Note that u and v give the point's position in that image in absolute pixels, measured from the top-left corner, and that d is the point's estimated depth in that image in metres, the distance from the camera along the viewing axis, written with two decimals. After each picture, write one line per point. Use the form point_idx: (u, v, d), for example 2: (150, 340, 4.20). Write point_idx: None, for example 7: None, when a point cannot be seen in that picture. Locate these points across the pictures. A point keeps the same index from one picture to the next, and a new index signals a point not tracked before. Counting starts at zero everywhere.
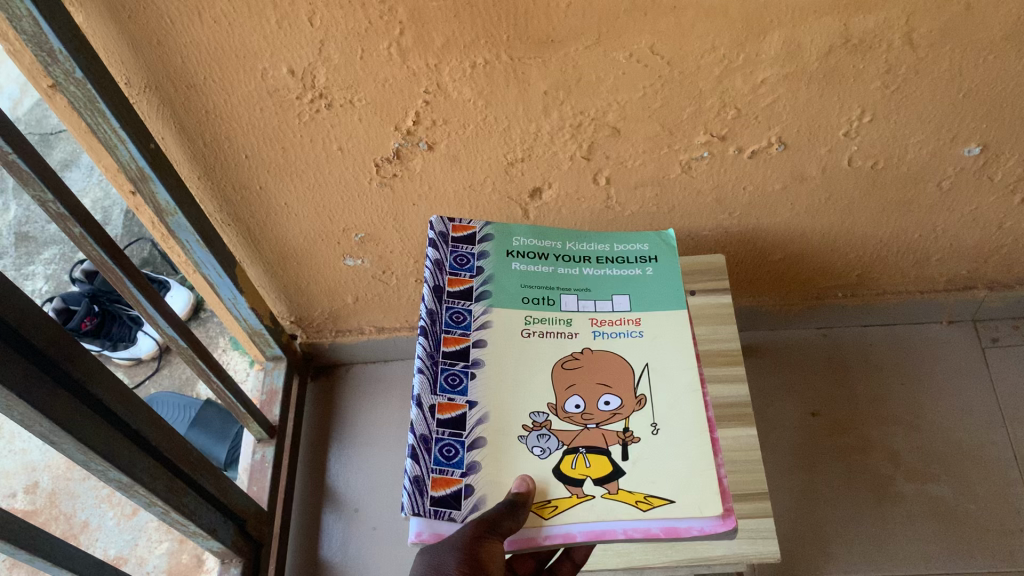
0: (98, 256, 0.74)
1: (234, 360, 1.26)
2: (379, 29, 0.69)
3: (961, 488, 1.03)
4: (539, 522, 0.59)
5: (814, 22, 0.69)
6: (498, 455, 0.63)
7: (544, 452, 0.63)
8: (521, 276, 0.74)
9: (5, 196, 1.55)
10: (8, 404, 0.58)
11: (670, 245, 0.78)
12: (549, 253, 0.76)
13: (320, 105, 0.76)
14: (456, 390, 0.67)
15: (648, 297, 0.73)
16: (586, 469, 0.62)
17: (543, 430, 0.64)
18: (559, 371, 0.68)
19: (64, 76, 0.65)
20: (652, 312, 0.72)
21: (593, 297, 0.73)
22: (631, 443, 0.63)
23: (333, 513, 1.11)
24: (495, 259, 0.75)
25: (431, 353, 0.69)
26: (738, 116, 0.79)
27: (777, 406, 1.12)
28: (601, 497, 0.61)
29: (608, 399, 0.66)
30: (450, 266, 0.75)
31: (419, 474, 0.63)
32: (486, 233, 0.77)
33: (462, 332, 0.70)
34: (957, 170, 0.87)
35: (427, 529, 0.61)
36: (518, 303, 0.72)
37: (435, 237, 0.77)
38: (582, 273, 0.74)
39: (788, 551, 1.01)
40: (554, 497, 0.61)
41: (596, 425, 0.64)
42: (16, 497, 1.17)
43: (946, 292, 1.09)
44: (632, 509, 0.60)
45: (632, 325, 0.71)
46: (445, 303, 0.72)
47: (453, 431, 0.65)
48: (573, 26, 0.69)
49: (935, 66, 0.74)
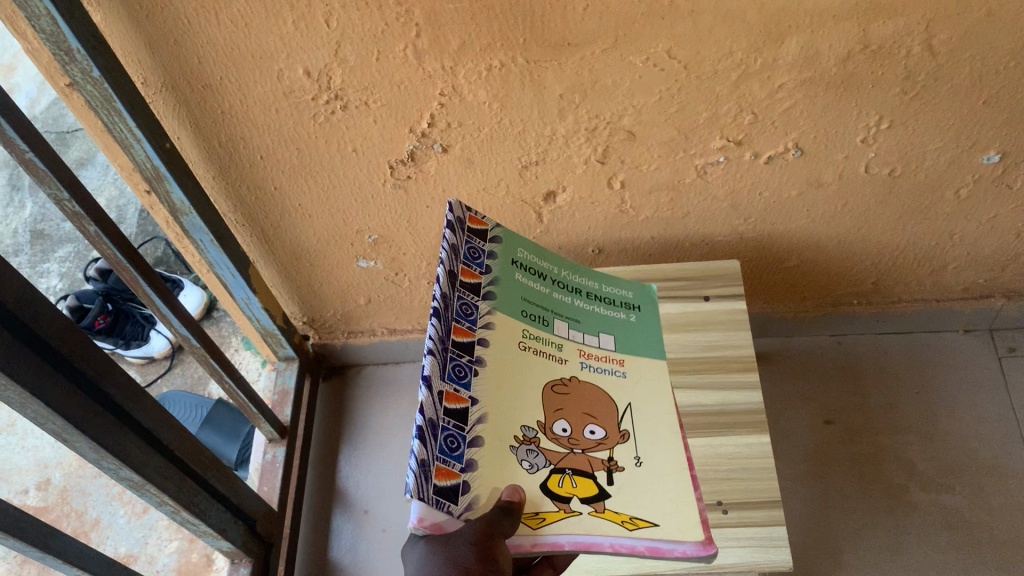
0: (113, 255, 0.74)
1: (247, 360, 1.27)
2: (396, 31, 0.69)
3: (976, 499, 1.02)
4: (529, 531, 0.55)
5: (833, 27, 0.69)
6: (495, 460, 0.58)
7: (532, 467, 0.59)
8: (526, 288, 0.68)
9: (21, 193, 1.56)
10: (22, 401, 0.58)
11: (652, 297, 0.75)
12: (551, 274, 0.71)
13: (335, 106, 0.76)
14: (462, 382, 0.62)
15: (635, 345, 0.70)
16: (574, 488, 0.58)
17: (533, 447, 0.60)
18: (552, 393, 0.63)
19: (81, 75, 0.66)
20: (636, 360, 0.69)
21: (585, 331, 0.68)
22: (616, 471, 0.61)
23: (344, 514, 1.11)
24: (502, 263, 0.69)
25: (443, 337, 0.63)
26: (755, 121, 0.79)
27: (791, 413, 1.11)
28: (588, 514, 0.57)
29: (594, 429, 0.62)
30: (464, 257, 0.68)
31: (426, 459, 0.56)
32: (496, 235, 0.71)
33: (469, 326, 0.64)
34: (975, 178, 0.86)
35: (428, 517, 0.54)
36: (518, 315, 0.66)
37: (453, 219, 0.70)
38: (576, 304, 0.70)
39: (801, 561, 1.00)
40: (544, 509, 0.56)
41: (582, 451, 0.61)
42: (28, 494, 1.18)
43: (962, 300, 1.08)
44: (618, 528, 0.57)
45: (616, 365, 0.68)
46: (456, 292, 0.66)
47: (458, 423, 0.59)
48: (590, 29, 0.69)
49: (954, 73, 0.74)
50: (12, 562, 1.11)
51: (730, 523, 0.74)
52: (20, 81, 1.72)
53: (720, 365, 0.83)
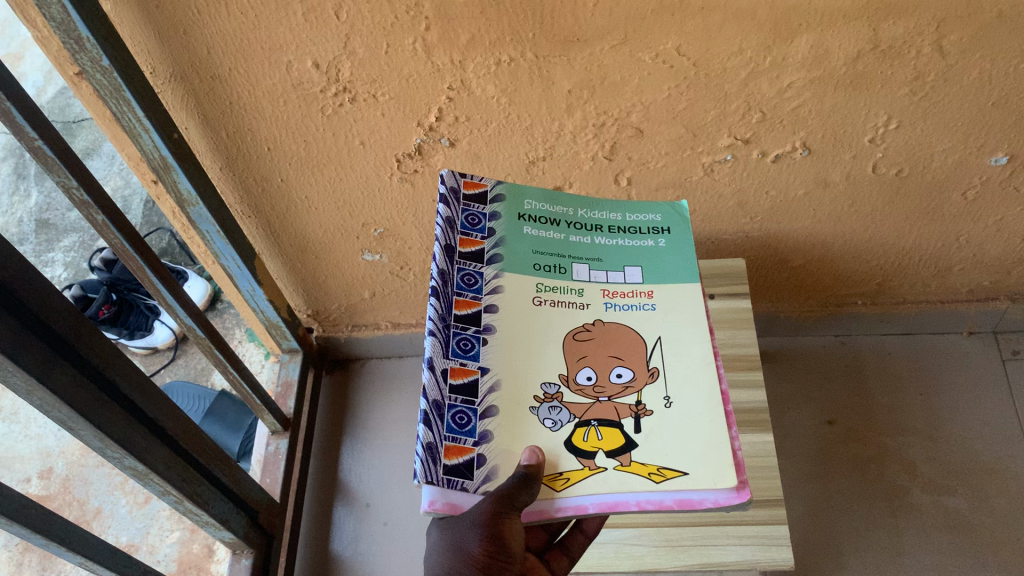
0: (119, 244, 0.74)
1: (251, 351, 1.27)
2: (405, 24, 0.68)
3: (978, 501, 1.02)
4: (550, 495, 0.52)
5: (843, 26, 0.68)
6: (513, 425, 0.55)
7: (555, 425, 0.55)
8: (533, 241, 0.63)
9: (27, 182, 1.56)
10: (28, 388, 0.58)
11: (683, 219, 0.67)
12: (563, 219, 0.65)
13: (344, 99, 0.76)
14: (468, 356, 0.58)
15: (667, 273, 0.63)
16: (598, 442, 0.54)
17: (555, 403, 0.56)
18: (571, 342, 0.58)
19: (90, 63, 0.66)
20: (667, 288, 0.62)
21: (608, 267, 0.62)
22: (644, 416, 0.55)
23: (344, 507, 1.11)
24: (507, 220, 0.63)
25: (443, 315, 0.59)
26: (763, 120, 0.79)
27: (794, 413, 1.11)
28: (614, 469, 0.53)
29: (620, 371, 0.57)
30: (462, 225, 0.63)
31: (433, 441, 0.54)
32: (498, 194, 0.65)
33: (474, 296, 0.60)
34: (982, 180, 0.86)
35: (441, 498, 0.53)
36: (528, 270, 0.61)
37: (445, 191, 0.64)
38: (596, 242, 0.64)
39: (801, 562, 1.00)
40: (566, 469, 0.53)
41: (608, 397, 0.56)
42: (30, 482, 1.18)
43: (967, 302, 1.08)
44: (645, 482, 0.52)
45: (645, 297, 0.61)
46: (456, 264, 0.61)
47: (466, 398, 0.56)
48: (600, 25, 0.68)
49: (964, 74, 0.73)
50: (14, 549, 1.11)
51: (732, 520, 0.74)
52: (27, 70, 1.72)
53: (725, 364, 0.83)
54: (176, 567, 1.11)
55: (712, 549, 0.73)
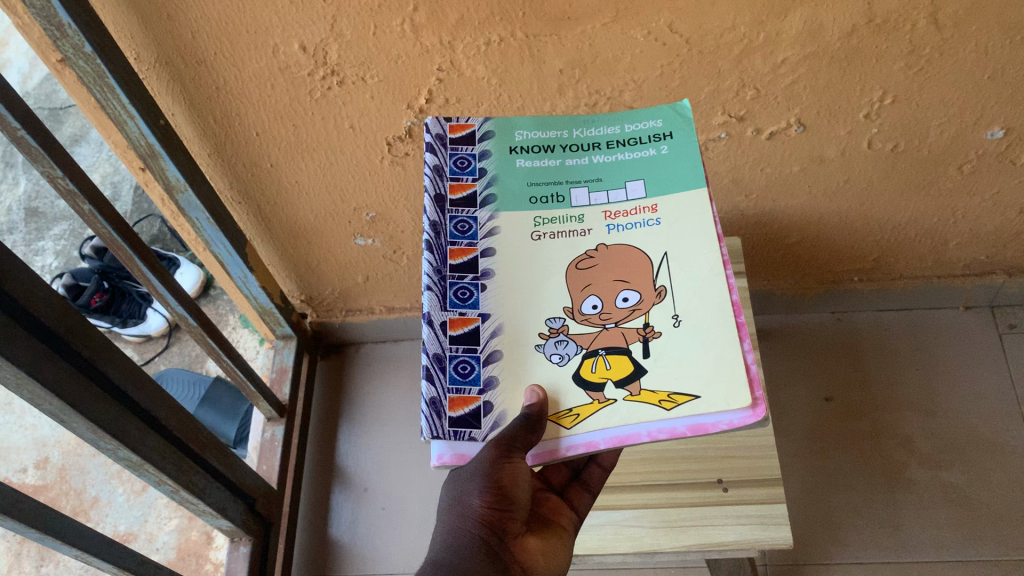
0: (108, 234, 0.73)
1: (246, 338, 1.26)
2: (392, 5, 0.67)
3: (975, 475, 1.02)
4: (557, 432, 0.47)
5: (837, 2, 0.67)
6: (520, 369, 0.50)
7: (563, 360, 0.49)
8: (527, 174, 0.56)
9: (15, 170, 1.54)
10: (18, 382, 0.58)
11: (688, 112, 0.56)
12: (558, 142, 0.56)
13: (332, 82, 0.75)
14: (468, 304, 0.52)
15: (675, 183, 0.53)
16: (607, 371, 0.48)
17: (561, 336, 0.50)
18: (573, 272, 0.51)
19: (73, 50, 0.65)
20: (673, 198, 0.53)
21: (607, 185, 0.54)
22: (653, 339, 0.49)
23: (343, 491, 1.11)
24: (498, 157, 0.56)
25: (438, 267, 0.53)
26: (757, 96, 0.78)
27: (791, 390, 1.11)
28: (623, 400, 0.47)
29: (626, 295, 0.50)
30: (451, 171, 0.56)
31: (436, 396, 0.50)
32: (486, 131, 0.57)
33: (469, 243, 0.54)
34: (978, 153, 0.86)
35: (449, 451, 0.50)
36: (525, 203, 0.54)
37: (431, 138, 0.57)
38: (593, 161, 0.55)
39: (800, 539, 1.01)
40: (574, 404, 0.48)
41: (614, 322, 0.49)
42: (27, 472, 1.17)
43: (963, 277, 1.08)
44: (654, 411, 0.46)
45: (648, 213, 0.53)
46: (448, 213, 0.55)
47: (469, 346, 0.51)
48: (590, 3, 0.67)
49: (959, 48, 0.72)
50: (12, 540, 1.10)
51: (732, 501, 0.74)
52: (12, 56, 1.70)
53: None
54: (174, 554, 1.11)
55: (713, 529, 0.73)
